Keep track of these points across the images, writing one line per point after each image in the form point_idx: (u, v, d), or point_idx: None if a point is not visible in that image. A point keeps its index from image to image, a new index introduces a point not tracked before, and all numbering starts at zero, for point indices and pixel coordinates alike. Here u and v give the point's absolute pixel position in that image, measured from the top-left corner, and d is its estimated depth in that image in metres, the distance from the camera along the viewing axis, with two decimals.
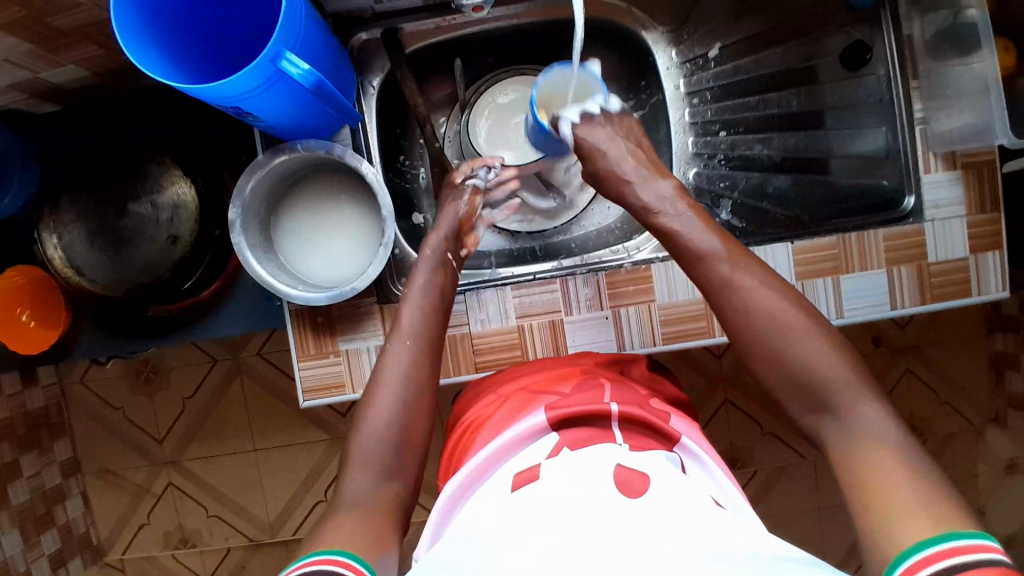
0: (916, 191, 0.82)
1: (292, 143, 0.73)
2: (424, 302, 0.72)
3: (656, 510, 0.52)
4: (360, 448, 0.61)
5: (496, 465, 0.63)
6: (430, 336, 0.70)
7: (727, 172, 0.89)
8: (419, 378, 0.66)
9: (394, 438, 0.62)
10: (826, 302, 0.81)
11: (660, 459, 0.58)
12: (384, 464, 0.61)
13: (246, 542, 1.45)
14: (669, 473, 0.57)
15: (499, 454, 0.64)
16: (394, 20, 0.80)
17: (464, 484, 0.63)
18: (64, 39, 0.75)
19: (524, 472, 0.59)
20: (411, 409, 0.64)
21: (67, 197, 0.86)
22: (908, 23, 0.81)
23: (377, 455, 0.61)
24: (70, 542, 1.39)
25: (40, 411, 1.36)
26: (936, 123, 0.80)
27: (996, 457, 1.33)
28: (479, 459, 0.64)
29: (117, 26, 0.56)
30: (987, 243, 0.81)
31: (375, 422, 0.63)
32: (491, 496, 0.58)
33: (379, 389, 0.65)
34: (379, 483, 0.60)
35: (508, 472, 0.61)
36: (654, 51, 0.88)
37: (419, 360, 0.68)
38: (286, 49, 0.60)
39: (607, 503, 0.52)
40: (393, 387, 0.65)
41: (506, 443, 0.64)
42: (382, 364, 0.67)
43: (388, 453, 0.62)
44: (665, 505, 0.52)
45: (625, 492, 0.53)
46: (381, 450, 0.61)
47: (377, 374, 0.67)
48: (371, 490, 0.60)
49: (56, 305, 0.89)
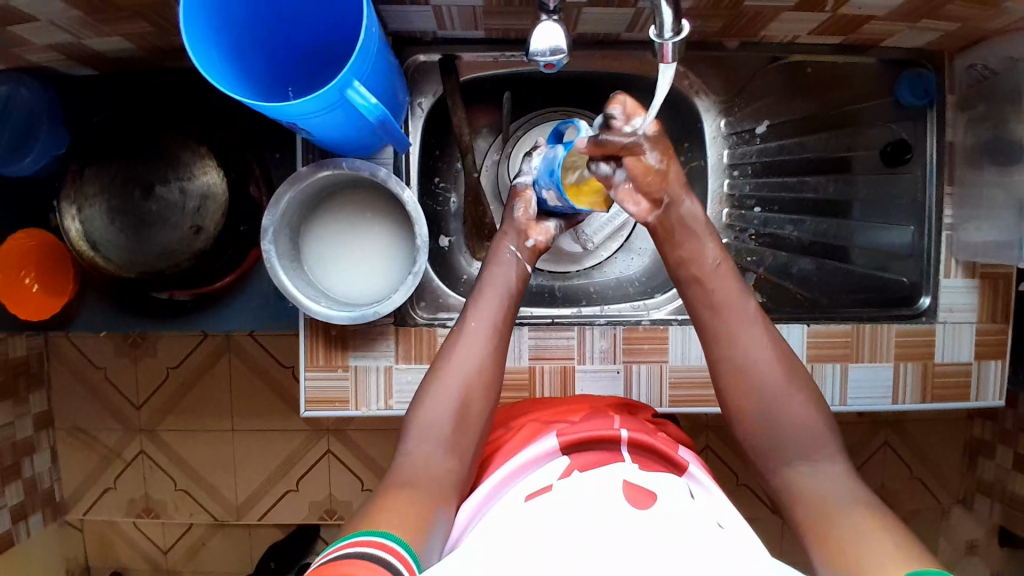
0: (932, 292, 0.84)
1: (337, 160, 0.73)
2: (499, 297, 0.75)
3: (664, 522, 0.54)
4: (420, 422, 0.68)
5: (507, 486, 0.65)
6: (501, 326, 0.74)
7: (755, 248, 0.90)
8: (483, 370, 0.71)
9: (454, 416, 0.68)
10: (831, 388, 0.83)
11: (671, 484, 0.61)
12: (443, 439, 0.67)
13: (210, 520, 1.43)
14: (679, 495, 0.59)
15: (512, 474, 0.66)
16: (454, 48, 0.81)
17: (477, 505, 0.65)
18: (116, 13, 0.72)
19: (535, 492, 0.61)
20: (470, 392, 0.69)
21: (92, 168, 0.85)
22: (954, 128, 0.83)
23: (435, 430, 0.67)
24: (32, 497, 1.36)
25: (21, 359, 1.32)
26: (963, 232, 0.82)
27: (957, 537, 1.37)
28: (490, 482, 0.66)
29: (190, 26, 0.55)
30: (992, 352, 0.84)
31: (435, 400, 0.69)
32: (504, 511, 0.60)
33: (444, 372, 0.70)
34: (436, 457, 0.66)
35: (519, 493, 0.62)
36: (703, 119, 0.89)
37: (485, 349, 0.72)
38: (355, 78, 0.60)
39: (615, 516, 0.54)
40: (457, 376, 0.70)
41: (519, 464, 0.66)
42: (452, 345, 0.72)
43: (446, 431, 0.67)
44: (670, 521, 0.54)
45: (632, 503, 0.57)
46: (438, 429, 0.67)
47: (444, 358, 0.72)
48: (427, 462, 0.66)
49: (63, 274, 0.87)
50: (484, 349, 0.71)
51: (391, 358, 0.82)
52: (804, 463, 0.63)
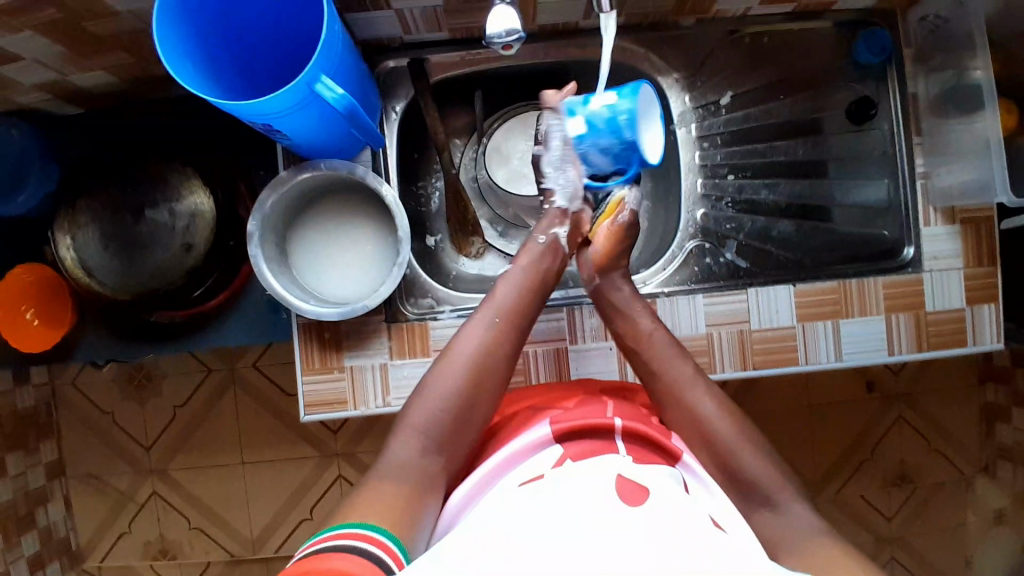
0: (915, 242, 0.84)
1: (315, 161, 0.75)
2: (513, 290, 0.75)
3: (657, 521, 0.53)
4: (417, 415, 0.67)
5: (499, 475, 0.65)
6: (512, 320, 0.74)
7: (733, 215, 0.91)
8: (490, 369, 0.70)
9: (453, 409, 0.67)
10: (825, 345, 0.83)
11: (662, 477, 0.60)
12: (438, 434, 0.66)
13: (227, 557, 1.42)
14: (672, 490, 0.59)
15: (504, 463, 0.65)
16: (422, 50, 0.84)
17: (470, 494, 0.65)
18: (97, 45, 0.76)
19: (527, 479, 0.61)
20: (474, 388, 0.69)
21: (85, 199, 0.87)
22: (914, 81, 0.85)
23: (430, 423, 0.66)
24: (49, 547, 1.35)
25: (30, 410, 1.34)
26: (938, 178, 0.83)
27: (984, 506, 1.34)
28: (477, 475, 0.66)
29: (162, 40, 0.58)
30: (984, 296, 0.83)
31: (435, 394, 0.68)
32: (494, 501, 0.60)
33: (446, 365, 0.70)
34: (422, 453, 0.65)
35: (512, 481, 0.62)
36: (668, 96, 0.92)
37: (492, 343, 0.71)
38: (322, 72, 0.63)
39: (610, 512, 0.54)
40: (462, 360, 0.70)
41: (514, 451, 0.65)
42: (460, 338, 0.72)
43: (442, 421, 0.67)
44: (666, 518, 0.54)
45: (623, 499, 0.56)
46: (434, 420, 0.67)
47: (451, 349, 0.72)
48: (414, 458, 0.65)
49: (62, 307, 0.89)
50: (492, 345, 0.71)
51: (386, 356, 0.83)
52: (769, 508, 0.65)
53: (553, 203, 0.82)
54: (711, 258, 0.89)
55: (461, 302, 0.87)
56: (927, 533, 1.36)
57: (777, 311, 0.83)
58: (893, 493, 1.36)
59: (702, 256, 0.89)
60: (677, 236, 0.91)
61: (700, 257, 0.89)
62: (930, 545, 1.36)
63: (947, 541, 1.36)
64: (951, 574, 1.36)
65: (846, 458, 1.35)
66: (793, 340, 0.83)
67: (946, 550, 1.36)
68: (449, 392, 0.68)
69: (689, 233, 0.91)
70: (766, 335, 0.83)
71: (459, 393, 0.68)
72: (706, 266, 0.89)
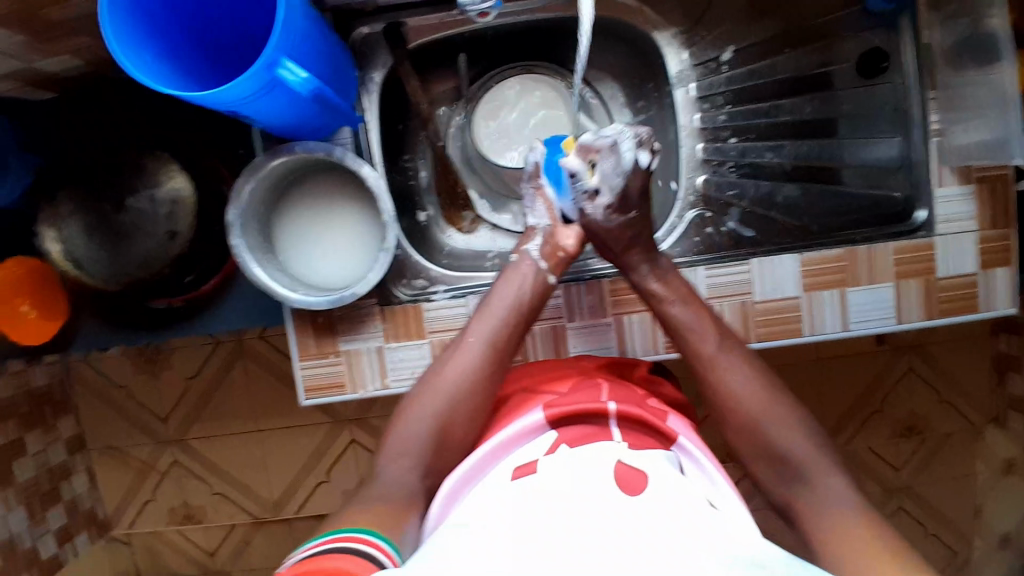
0: (927, 205, 0.80)
1: (291, 145, 0.72)
2: (498, 317, 0.74)
3: (654, 509, 0.54)
4: (397, 442, 0.68)
5: (492, 464, 0.64)
6: (499, 348, 0.73)
7: (735, 180, 0.87)
8: (474, 395, 0.70)
9: (437, 434, 0.68)
10: (830, 315, 0.80)
11: (657, 462, 0.60)
12: (425, 457, 0.67)
13: (249, 519, 1.46)
14: (668, 476, 0.59)
15: (497, 451, 0.65)
16: (399, 14, 0.80)
17: (463, 481, 0.64)
18: (59, 33, 0.72)
19: (522, 467, 0.61)
20: (457, 419, 0.69)
21: (67, 190, 0.86)
22: (930, 29, 0.79)
23: (411, 449, 0.67)
24: (76, 518, 1.40)
25: (45, 389, 1.36)
26: (953, 136, 0.78)
27: (994, 457, 1.33)
28: (485, 447, 0.65)
29: (115, 33, 0.56)
30: (998, 259, 0.80)
31: (421, 425, 0.69)
32: (489, 491, 0.60)
33: (429, 393, 0.70)
34: (410, 473, 0.66)
35: (504, 473, 0.62)
36: (665, 54, 0.86)
37: (479, 370, 0.71)
38: (284, 56, 0.60)
39: (603, 497, 0.54)
40: (445, 386, 0.70)
41: (507, 438, 0.65)
42: (444, 364, 0.72)
43: (424, 448, 0.67)
44: (664, 507, 0.54)
45: (623, 488, 0.56)
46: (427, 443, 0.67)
47: (435, 378, 0.72)
48: (399, 478, 0.65)
49: (57, 297, 0.86)
50: (475, 372, 0.71)
51: (380, 338, 0.82)
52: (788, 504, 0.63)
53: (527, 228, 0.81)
54: (713, 227, 0.86)
55: (457, 281, 0.85)
56: (937, 483, 1.36)
57: (781, 281, 0.80)
58: (902, 445, 1.35)
59: (703, 227, 0.86)
60: (677, 204, 0.88)
61: (700, 227, 0.86)
62: (939, 493, 1.36)
63: (957, 489, 1.36)
64: (959, 521, 1.37)
65: (856, 411, 1.34)
66: (798, 311, 0.80)
67: (956, 499, 1.36)
68: (432, 419, 0.68)
69: (689, 203, 0.87)
70: (769, 306, 0.80)
71: (442, 420, 0.68)
72: (707, 236, 0.85)
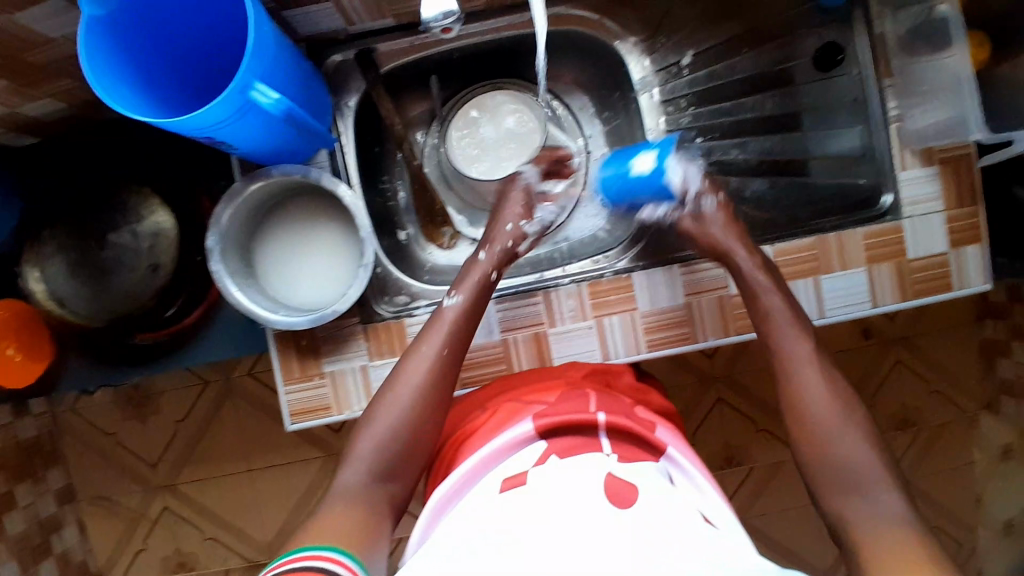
0: (893, 188, 0.82)
1: (267, 169, 0.74)
2: (457, 320, 0.74)
3: (641, 523, 0.54)
4: (362, 447, 0.66)
5: (480, 475, 0.64)
6: (458, 350, 0.73)
7: (704, 179, 0.88)
8: (436, 398, 0.69)
9: (399, 441, 0.67)
10: (807, 304, 0.82)
11: (650, 478, 0.60)
12: (387, 462, 0.66)
13: (244, 563, 1.43)
14: (660, 490, 0.59)
15: (489, 463, 0.65)
16: (369, 40, 0.82)
17: (454, 489, 0.65)
18: (38, 74, 0.74)
19: (511, 479, 0.61)
20: (420, 422, 0.68)
21: (49, 230, 0.86)
22: (881, 20, 0.82)
23: (369, 457, 0.65)
24: (68, 571, 1.37)
25: (33, 440, 1.34)
26: (911, 121, 0.81)
27: (990, 444, 1.34)
28: (470, 462, 0.65)
29: (93, 68, 0.57)
30: (967, 238, 0.82)
31: (382, 426, 0.67)
32: (478, 502, 0.60)
33: (390, 396, 0.69)
34: (369, 480, 0.64)
35: (494, 483, 0.62)
36: (627, 62, 0.89)
37: (439, 374, 0.71)
38: (255, 79, 0.61)
39: (595, 514, 0.54)
40: (409, 390, 0.69)
41: (497, 449, 0.65)
42: (404, 367, 0.71)
43: (387, 455, 0.66)
44: (654, 515, 0.55)
45: (611, 500, 0.56)
46: (389, 450, 0.66)
47: (395, 380, 0.70)
48: (361, 485, 0.64)
49: (41, 339, 0.85)
50: (437, 373, 0.70)
51: (365, 357, 0.82)
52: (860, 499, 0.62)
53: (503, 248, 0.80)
54: None
55: (437, 295, 0.86)
56: (932, 475, 1.36)
57: None
58: (898, 438, 1.35)
59: (677, 225, 0.87)
60: None
61: (675, 225, 0.87)
62: (937, 485, 1.36)
63: (956, 480, 1.36)
64: (961, 512, 1.37)
65: None
66: None
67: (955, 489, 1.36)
68: (398, 426, 0.67)
69: None
70: (746, 298, 0.82)
71: (407, 428, 0.67)
72: (681, 234, 0.87)
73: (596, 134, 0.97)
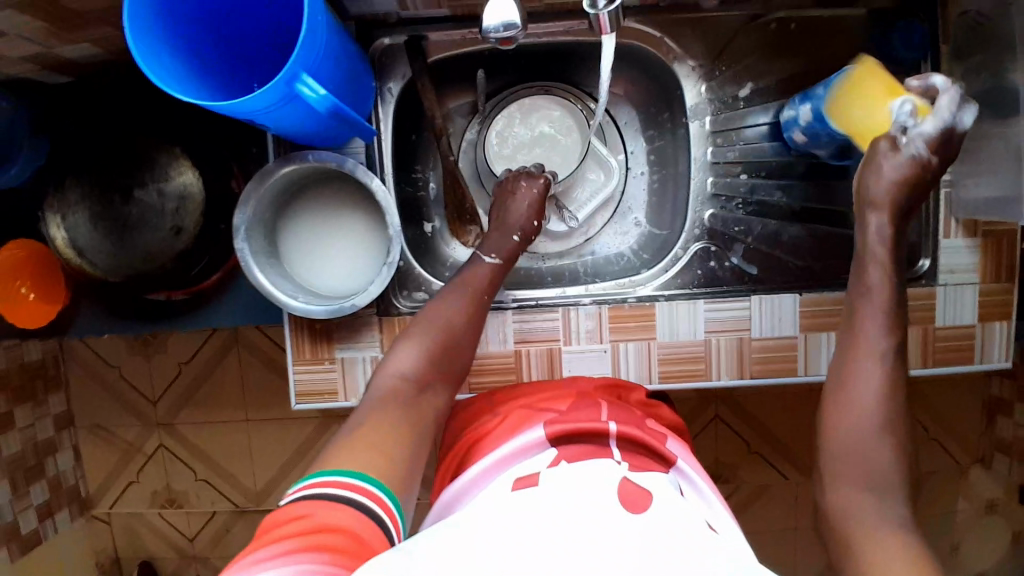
0: (931, 253, 0.81)
1: (303, 153, 0.73)
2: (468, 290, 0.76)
3: (658, 526, 0.52)
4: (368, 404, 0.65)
5: (492, 476, 0.63)
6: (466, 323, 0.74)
7: (742, 217, 0.87)
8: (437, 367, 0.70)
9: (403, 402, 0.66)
10: (826, 358, 0.81)
11: (660, 483, 0.59)
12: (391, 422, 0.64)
13: (231, 507, 1.45)
14: (670, 495, 0.57)
15: (497, 465, 0.64)
16: (421, 28, 0.79)
17: (463, 489, 0.64)
18: (78, 21, 0.72)
19: (523, 479, 0.60)
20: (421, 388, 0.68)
21: (73, 178, 0.85)
22: (950, 77, 0.79)
23: (376, 410, 0.64)
24: (59, 493, 1.39)
25: (37, 363, 1.35)
26: (963, 189, 0.78)
27: (977, 495, 1.32)
28: (485, 461, 0.65)
29: (137, 42, 0.55)
30: (998, 313, 0.80)
31: (388, 385, 0.67)
32: (489, 499, 0.58)
33: (396, 360, 0.69)
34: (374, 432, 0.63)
35: (503, 484, 0.60)
36: (684, 85, 0.87)
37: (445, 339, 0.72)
38: (303, 70, 0.59)
39: (605, 511, 0.53)
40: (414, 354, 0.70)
41: (510, 451, 0.64)
42: (411, 335, 0.72)
43: (392, 412, 0.65)
44: (670, 515, 0.54)
45: (626, 506, 0.54)
46: (412, 385, 0.69)
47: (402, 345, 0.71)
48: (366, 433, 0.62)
49: (56, 280, 0.86)
50: (443, 342, 0.71)
51: (377, 349, 0.82)
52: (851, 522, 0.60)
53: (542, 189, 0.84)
54: (716, 261, 0.85)
55: None
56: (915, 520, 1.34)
57: (778, 320, 0.81)
58: None
59: (707, 259, 0.85)
60: (683, 236, 0.87)
61: (704, 260, 0.85)
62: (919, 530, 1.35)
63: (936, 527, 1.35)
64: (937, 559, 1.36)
65: None
66: (794, 350, 0.81)
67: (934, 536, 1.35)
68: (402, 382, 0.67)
69: (695, 235, 0.87)
70: (766, 344, 0.81)
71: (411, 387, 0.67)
72: (710, 270, 0.85)
73: (637, 151, 0.96)
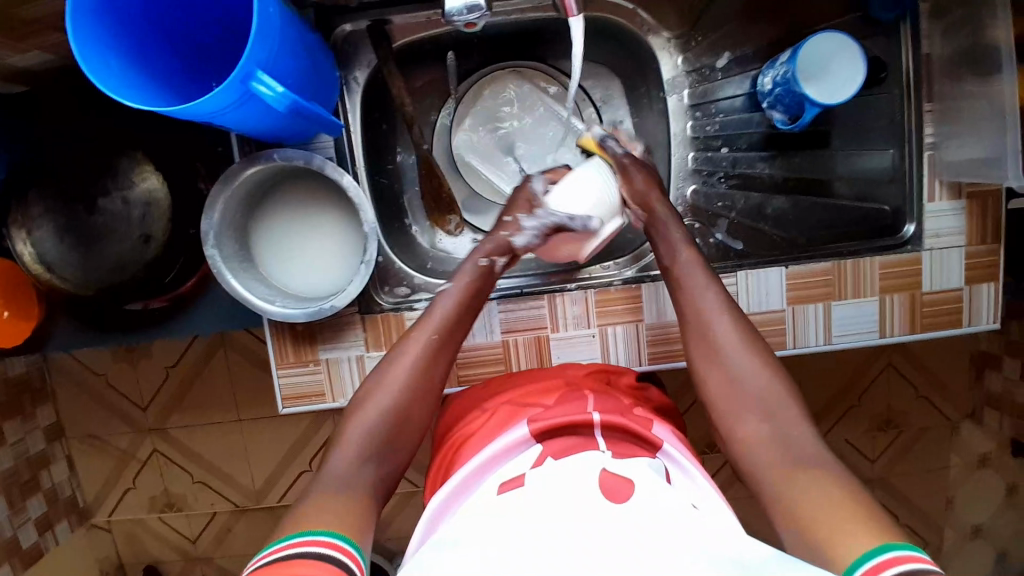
0: (916, 219, 0.80)
1: (268, 153, 0.70)
2: (455, 303, 0.71)
3: (642, 519, 0.51)
4: (354, 431, 0.62)
5: (480, 479, 0.60)
6: (453, 336, 0.70)
7: (726, 192, 0.86)
8: (428, 383, 0.67)
9: (392, 423, 0.63)
10: (815, 328, 0.80)
11: (646, 469, 0.57)
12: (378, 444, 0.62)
13: (231, 507, 1.43)
14: (655, 481, 0.56)
15: (482, 468, 0.61)
16: (384, 11, 0.77)
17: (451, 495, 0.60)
18: (24, 28, 0.68)
19: (510, 482, 0.58)
20: (411, 406, 0.65)
21: (35, 190, 0.83)
22: (929, 41, 0.77)
23: (363, 438, 0.62)
24: (56, 506, 1.36)
25: (21, 376, 1.31)
26: (945, 151, 0.77)
27: (970, 451, 1.30)
28: (467, 467, 0.61)
29: (83, 56, 0.53)
30: (984, 275, 0.80)
31: (374, 407, 0.63)
32: (475, 506, 0.56)
33: (385, 380, 0.65)
34: (360, 466, 0.60)
35: (491, 487, 0.58)
36: (659, 59, 0.85)
37: (433, 357, 0.68)
38: (257, 67, 0.57)
39: (593, 514, 0.52)
40: (403, 373, 0.66)
41: (493, 453, 0.62)
42: (397, 354, 0.67)
43: (379, 439, 0.62)
44: (651, 505, 0.53)
45: (609, 497, 0.53)
46: (391, 422, 0.63)
47: (387, 366, 0.67)
48: (351, 471, 0.59)
49: (29, 297, 0.83)
50: (430, 364, 0.67)
51: (361, 347, 0.80)
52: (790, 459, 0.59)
53: (510, 237, 0.75)
54: (701, 238, 0.85)
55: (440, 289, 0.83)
56: (909, 477, 1.34)
57: (766, 294, 0.79)
58: (879, 438, 1.31)
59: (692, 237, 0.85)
60: None
61: None
62: (913, 489, 1.34)
63: (930, 483, 1.34)
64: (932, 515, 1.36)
65: (835, 403, 1.30)
66: (783, 323, 0.80)
67: (930, 493, 1.34)
68: (391, 405, 0.64)
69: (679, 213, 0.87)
70: (755, 319, 0.80)
71: (399, 411, 0.64)
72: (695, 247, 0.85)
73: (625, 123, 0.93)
